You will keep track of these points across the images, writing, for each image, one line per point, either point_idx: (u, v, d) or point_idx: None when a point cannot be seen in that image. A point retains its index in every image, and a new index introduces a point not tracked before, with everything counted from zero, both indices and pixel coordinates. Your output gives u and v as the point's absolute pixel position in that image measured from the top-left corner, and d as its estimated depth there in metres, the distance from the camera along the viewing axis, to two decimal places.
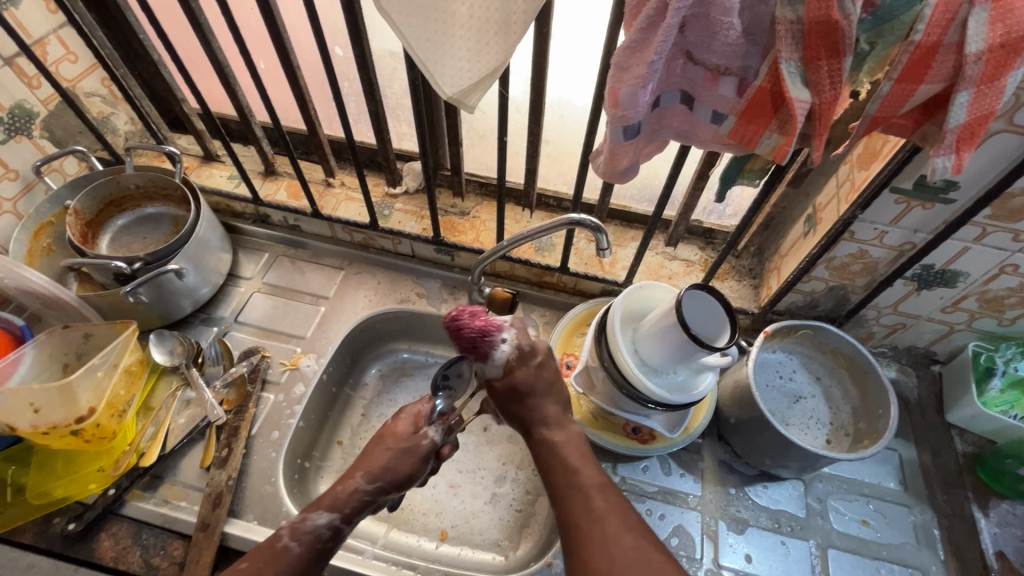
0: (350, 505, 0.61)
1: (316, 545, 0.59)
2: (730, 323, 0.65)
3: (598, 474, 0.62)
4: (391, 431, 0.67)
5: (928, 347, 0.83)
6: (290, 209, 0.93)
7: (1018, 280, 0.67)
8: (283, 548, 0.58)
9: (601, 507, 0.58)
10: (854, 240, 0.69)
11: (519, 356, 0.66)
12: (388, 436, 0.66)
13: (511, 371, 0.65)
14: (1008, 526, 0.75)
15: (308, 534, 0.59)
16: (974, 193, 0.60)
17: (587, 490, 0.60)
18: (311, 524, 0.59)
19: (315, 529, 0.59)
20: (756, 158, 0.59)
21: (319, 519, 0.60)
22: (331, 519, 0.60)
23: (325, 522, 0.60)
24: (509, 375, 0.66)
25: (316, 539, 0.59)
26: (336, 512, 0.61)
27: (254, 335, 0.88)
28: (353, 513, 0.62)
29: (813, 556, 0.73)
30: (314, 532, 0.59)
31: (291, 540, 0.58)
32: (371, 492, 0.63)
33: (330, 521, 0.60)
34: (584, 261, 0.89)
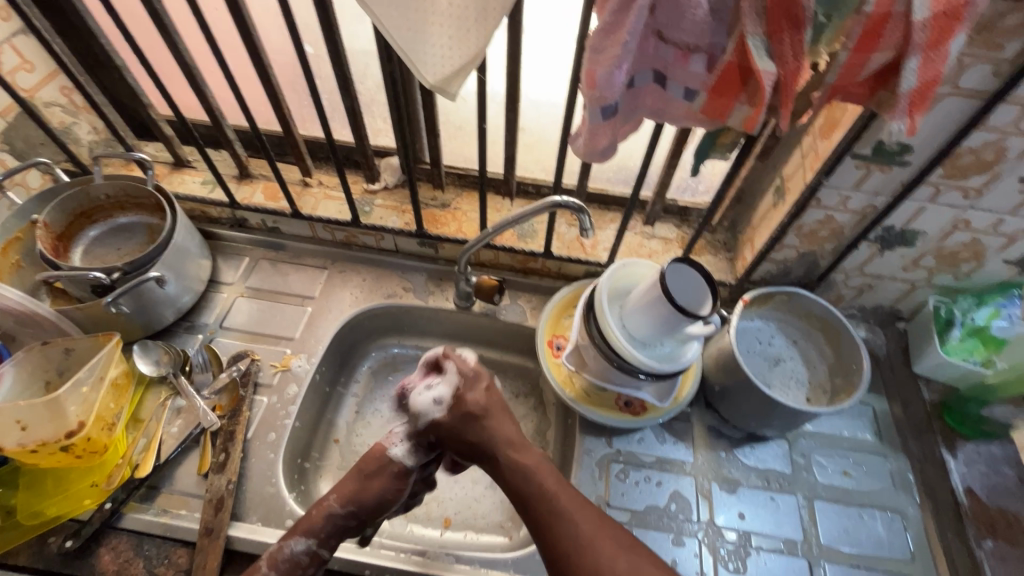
0: (322, 529, 0.65)
1: (296, 570, 0.64)
2: (711, 294, 0.69)
3: (573, 493, 0.64)
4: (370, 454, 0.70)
5: (893, 305, 0.89)
6: (268, 211, 0.93)
7: (969, 234, 0.73)
8: None
9: (581, 514, 0.61)
10: (821, 207, 0.73)
11: (465, 383, 0.72)
12: (367, 455, 0.70)
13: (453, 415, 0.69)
14: (974, 464, 0.79)
15: (286, 561, 0.63)
16: (926, 154, 0.64)
17: (565, 510, 0.61)
18: (288, 551, 0.64)
19: (294, 555, 0.64)
20: (728, 132, 0.62)
21: (296, 546, 0.64)
22: (307, 544, 0.64)
23: (303, 547, 0.64)
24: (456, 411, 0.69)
25: (295, 565, 0.64)
26: (311, 538, 0.64)
27: (240, 340, 0.88)
28: (329, 538, 0.65)
29: (801, 508, 0.77)
30: (293, 559, 0.64)
31: (271, 570, 0.63)
32: (343, 516, 0.66)
33: (306, 547, 0.64)
34: (566, 245, 0.92)
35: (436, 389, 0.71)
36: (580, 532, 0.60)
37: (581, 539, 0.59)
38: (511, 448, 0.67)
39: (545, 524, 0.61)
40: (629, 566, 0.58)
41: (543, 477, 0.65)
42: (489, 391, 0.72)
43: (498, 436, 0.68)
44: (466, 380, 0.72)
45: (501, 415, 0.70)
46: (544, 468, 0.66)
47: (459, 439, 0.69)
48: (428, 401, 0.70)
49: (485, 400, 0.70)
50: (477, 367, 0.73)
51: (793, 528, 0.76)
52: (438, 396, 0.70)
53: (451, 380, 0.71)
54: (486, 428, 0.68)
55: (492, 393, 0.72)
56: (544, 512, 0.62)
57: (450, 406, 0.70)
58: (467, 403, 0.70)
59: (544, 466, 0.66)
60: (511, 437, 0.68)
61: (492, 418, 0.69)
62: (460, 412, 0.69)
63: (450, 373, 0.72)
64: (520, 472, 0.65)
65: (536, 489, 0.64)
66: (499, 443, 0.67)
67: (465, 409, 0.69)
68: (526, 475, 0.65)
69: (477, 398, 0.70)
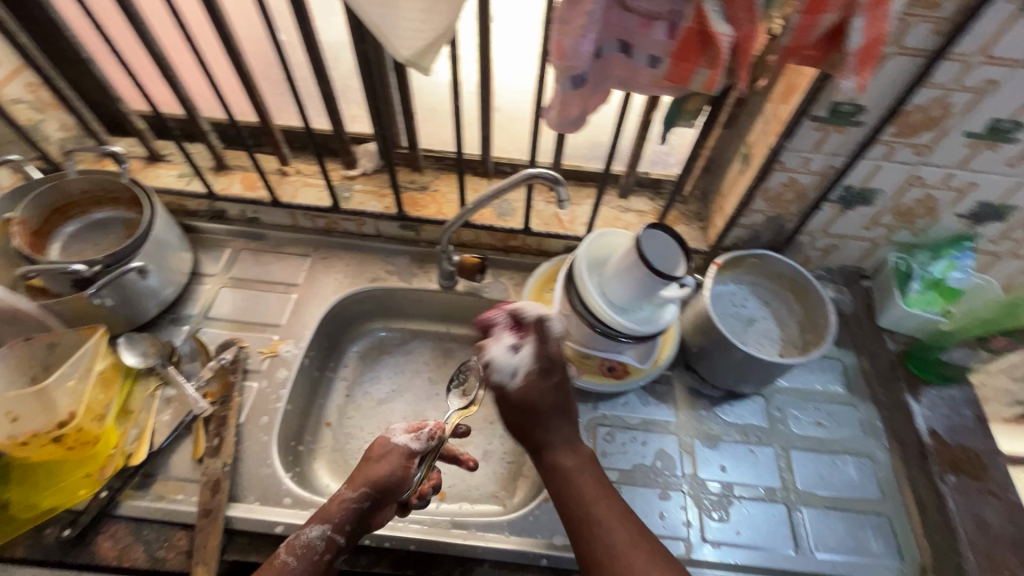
0: (338, 515, 0.64)
1: (314, 558, 0.62)
2: (685, 256, 0.73)
3: (612, 501, 0.66)
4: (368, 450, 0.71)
5: (857, 264, 0.93)
6: (247, 200, 0.93)
7: (923, 190, 0.77)
8: (282, 563, 0.61)
9: (618, 523, 0.64)
10: (784, 169, 0.77)
11: (535, 365, 0.71)
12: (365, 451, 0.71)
13: (518, 393, 0.71)
14: (937, 408, 0.83)
15: (304, 548, 0.62)
16: (878, 113, 0.68)
17: (602, 517, 0.64)
18: (306, 537, 0.63)
19: (310, 541, 0.62)
20: (692, 99, 0.65)
21: (313, 531, 0.63)
22: (324, 530, 0.63)
23: (319, 532, 0.63)
24: (522, 390, 0.71)
25: (312, 553, 0.62)
26: (327, 523, 0.64)
27: (227, 328, 0.88)
28: (345, 524, 0.64)
29: (778, 458, 0.82)
30: (311, 544, 0.62)
31: (289, 556, 0.61)
32: (356, 500, 0.65)
33: (322, 532, 0.63)
34: (545, 221, 0.94)
35: (517, 358, 0.71)
36: (615, 539, 0.62)
37: (615, 548, 0.62)
38: (557, 451, 0.71)
39: (582, 529, 0.64)
40: None
41: (582, 484, 0.67)
42: (558, 386, 0.72)
43: (549, 434, 0.71)
44: (536, 359, 0.71)
45: (558, 418, 0.72)
46: (584, 472, 0.69)
47: (511, 409, 0.72)
48: (507, 370, 0.71)
49: (547, 393, 0.71)
50: (555, 357, 0.71)
51: (771, 477, 0.80)
52: (517, 368, 0.70)
53: (530, 355, 0.71)
54: (541, 426, 0.71)
55: (557, 388, 0.72)
56: (582, 517, 0.65)
57: (523, 382, 0.71)
58: (530, 394, 0.71)
59: (583, 469, 0.69)
60: (560, 436, 0.71)
61: (546, 416, 0.71)
62: (522, 399, 0.71)
63: (529, 349, 0.71)
64: (562, 473, 0.69)
65: (574, 491, 0.67)
66: (547, 441, 0.71)
67: (528, 397, 0.70)
68: (566, 480, 0.68)
69: (544, 394, 0.71)
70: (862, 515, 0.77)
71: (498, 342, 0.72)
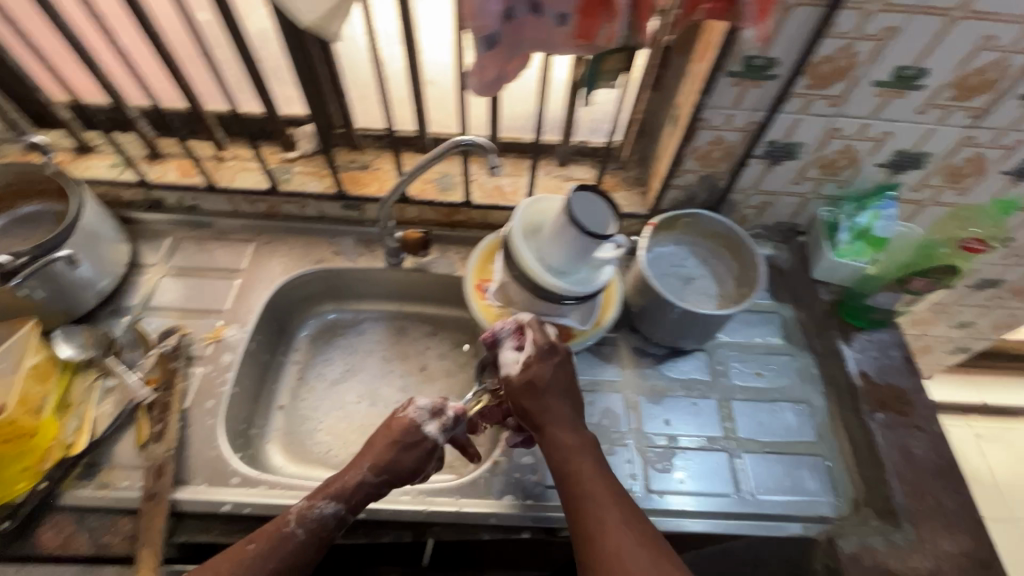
0: (353, 495, 0.67)
1: (320, 533, 0.65)
2: (615, 214, 0.74)
3: (608, 482, 0.67)
4: (394, 421, 0.71)
5: (792, 219, 0.96)
6: (183, 187, 0.92)
7: (842, 140, 0.80)
8: (289, 533, 0.64)
9: (614, 504, 0.65)
10: (709, 127, 0.79)
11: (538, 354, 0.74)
12: (392, 425, 0.71)
13: (523, 379, 0.73)
14: (867, 350, 0.87)
15: (313, 522, 0.65)
16: (789, 65, 0.70)
17: (599, 495, 0.65)
18: (317, 512, 0.65)
19: (321, 517, 0.65)
20: (609, 58, 0.66)
21: (324, 508, 0.66)
22: (336, 509, 0.66)
23: (332, 510, 0.66)
24: (526, 373, 0.73)
25: (320, 527, 0.65)
26: (341, 502, 0.66)
27: (169, 317, 0.87)
28: (357, 506, 0.67)
29: (720, 409, 0.84)
30: (321, 520, 0.65)
31: (298, 527, 0.64)
32: (374, 484, 0.68)
33: (335, 510, 0.66)
34: (487, 193, 0.95)
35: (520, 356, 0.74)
36: (608, 517, 0.63)
37: (606, 524, 0.63)
38: (560, 431, 0.71)
39: (577, 504, 0.66)
40: (648, 560, 0.60)
41: (582, 463, 0.68)
42: (558, 367, 0.74)
43: (553, 413, 0.72)
44: (541, 353, 0.74)
45: (560, 401, 0.73)
46: (583, 452, 0.69)
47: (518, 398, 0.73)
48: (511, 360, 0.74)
49: (551, 375, 0.74)
50: (554, 342, 0.75)
51: (713, 427, 0.83)
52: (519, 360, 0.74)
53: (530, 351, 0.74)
54: (543, 406, 0.72)
55: (559, 376, 0.74)
56: (579, 493, 0.66)
57: (524, 370, 0.73)
58: (534, 377, 0.73)
59: (583, 449, 0.70)
60: (563, 418, 0.72)
61: (551, 396, 0.73)
62: (527, 378, 0.72)
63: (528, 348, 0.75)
64: (563, 449, 0.69)
65: (576, 468, 0.68)
66: (551, 421, 0.71)
67: (532, 378, 0.72)
68: (568, 457, 0.69)
69: (546, 373, 0.73)
70: (800, 456, 0.81)
71: (508, 347, 0.75)
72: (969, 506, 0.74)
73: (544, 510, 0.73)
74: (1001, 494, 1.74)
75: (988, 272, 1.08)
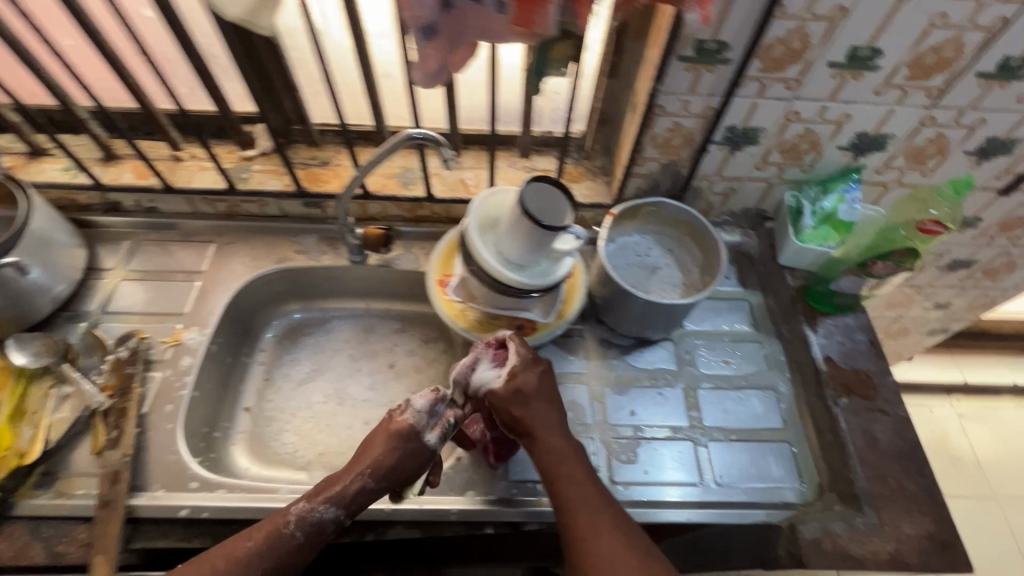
0: (353, 499, 0.66)
1: (319, 535, 0.65)
2: (571, 205, 0.74)
3: (598, 488, 0.67)
4: (393, 423, 0.70)
5: (758, 205, 0.95)
6: (139, 189, 0.90)
7: (802, 124, 0.79)
8: (288, 536, 0.63)
9: (604, 510, 0.65)
10: (667, 114, 0.78)
11: (519, 365, 0.73)
12: (392, 427, 0.69)
13: (507, 390, 0.70)
14: (833, 336, 0.86)
15: (311, 525, 0.64)
16: (742, 49, 0.69)
17: (590, 499, 0.65)
18: (316, 516, 0.64)
19: (321, 522, 0.64)
20: (557, 46, 0.65)
21: (324, 512, 0.65)
22: (336, 513, 0.65)
23: (332, 515, 0.65)
24: (510, 383, 0.71)
25: (319, 530, 0.65)
26: (341, 507, 0.65)
27: (128, 322, 0.86)
28: (357, 509, 0.67)
29: (686, 398, 0.84)
30: (320, 523, 0.65)
31: (296, 529, 0.64)
32: (375, 490, 0.67)
33: (335, 514, 0.65)
34: (449, 187, 0.94)
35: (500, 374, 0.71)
36: (600, 522, 0.64)
37: (598, 529, 0.63)
38: (551, 435, 0.70)
39: (567, 508, 0.65)
40: (639, 566, 0.60)
41: (573, 467, 0.68)
42: (543, 376, 0.74)
43: (543, 417, 0.71)
44: (520, 366, 0.72)
45: (549, 407, 0.72)
46: (574, 456, 0.69)
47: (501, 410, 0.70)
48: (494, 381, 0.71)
49: (535, 384, 0.72)
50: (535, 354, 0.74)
51: (679, 416, 0.82)
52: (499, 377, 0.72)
53: (510, 369, 0.72)
54: (533, 409, 0.70)
55: (544, 382, 0.73)
56: (569, 496, 0.66)
57: (507, 381, 0.71)
58: (517, 387, 0.71)
59: (574, 454, 0.69)
60: (554, 422, 0.71)
61: (541, 401, 0.71)
62: (512, 389, 0.70)
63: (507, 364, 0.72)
64: (553, 454, 0.68)
65: (565, 473, 0.67)
66: (542, 424, 0.70)
67: (518, 387, 0.71)
68: (559, 461, 0.68)
69: (530, 382, 0.72)
70: (766, 443, 0.80)
71: (485, 370, 0.72)
72: (931, 488, 0.74)
73: (527, 508, 0.73)
74: (984, 473, 1.76)
75: (959, 253, 1.08)
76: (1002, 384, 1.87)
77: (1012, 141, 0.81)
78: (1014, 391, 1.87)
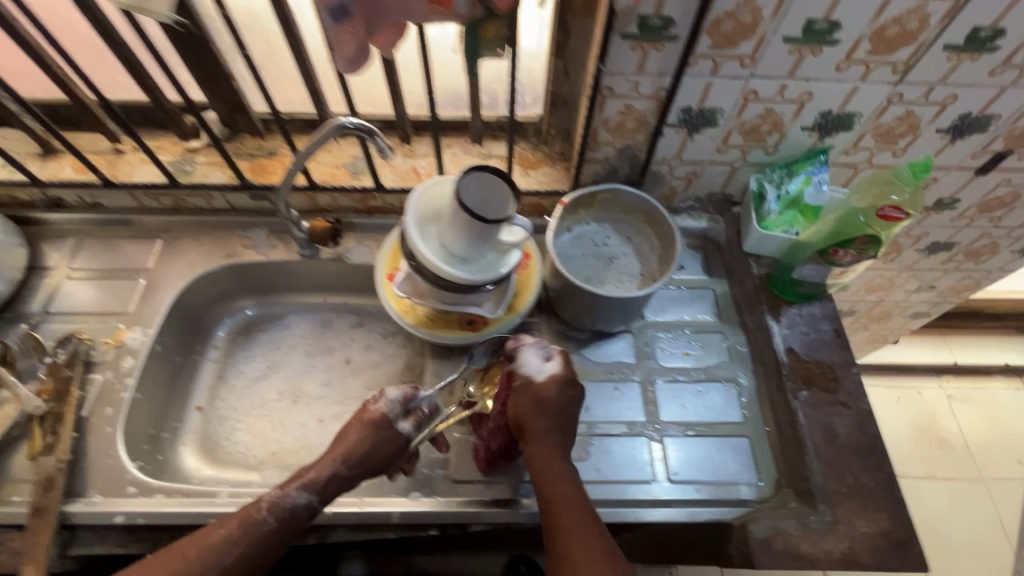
0: (326, 485, 0.66)
1: (291, 523, 0.64)
2: (514, 196, 0.70)
3: (595, 516, 0.62)
4: (366, 413, 0.71)
5: (724, 190, 0.91)
6: (78, 184, 0.88)
7: (761, 104, 0.74)
8: (259, 521, 0.62)
9: (597, 535, 0.60)
10: (616, 96, 0.73)
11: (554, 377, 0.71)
12: (364, 417, 0.71)
13: (541, 390, 0.69)
14: (796, 326, 0.83)
15: (284, 511, 0.64)
16: (688, 25, 0.64)
17: (583, 522, 0.61)
18: (288, 502, 0.64)
19: (293, 508, 0.64)
20: (487, 24, 0.60)
21: (296, 497, 0.64)
22: (309, 498, 0.65)
23: (304, 501, 0.65)
24: (543, 388, 0.69)
25: (291, 517, 0.64)
26: (313, 492, 0.65)
27: (70, 322, 0.84)
28: (330, 497, 0.66)
29: (643, 392, 0.81)
30: (292, 509, 0.64)
31: (269, 514, 0.63)
32: (347, 477, 0.67)
33: (307, 500, 0.65)
34: (401, 176, 0.90)
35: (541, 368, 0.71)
36: (589, 547, 0.58)
37: (587, 553, 0.58)
38: (557, 454, 0.66)
39: (559, 530, 0.60)
40: None
41: (569, 491, 0.64)
42: (578, 399, 0.71)
43: (556, 436, 0.68)
44: (559, 375, 0.71)
45: (566, 428, 0.69)
46: (573, 481, 0.65)
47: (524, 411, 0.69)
48: (536, 374, 0.70)
49: (567, 399, 0.70)
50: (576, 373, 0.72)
51: (636, 411, 0.80)
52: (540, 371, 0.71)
53: (552, 368, 0.71)
54: (548, 423, 0.68)
55: (577, 401, 0.71)
56: (562, 519, 0.61)
57: (547, 381, 0.70)
58: (550, 395, 0.69)
59: (574, 479, 0.65)
60: (561, 443, 0.68)
61: (564, 418, 0.69)
62: (545, 391, 0.69)
63: (548, 367, 0.71)
64: (555, 474, 0.65)
65: (562, 495, 0.63)
66: (550, 442, 0.67)
67: (550, 393, 0.69)
68: (558, 482, 0.64)
69: (561, 398, 0.69)
70: (723, 438, 0.78)
71: (534, 356, 0.72)
72: (890, 484, 0.71)
73: (516, 508, 0.71)
74: (972, 455, 1.73)
75: (938, 235, 1.03)
76: (993, 364, 1.83)
77: (987, 117, 0.76)
78: (1005, 371, 1.84)
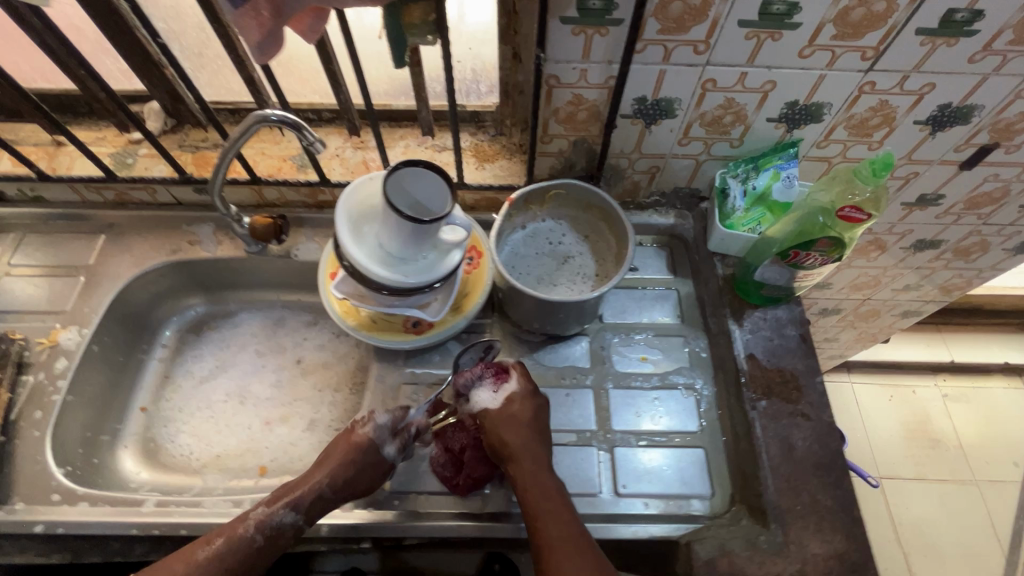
0: (312, 505, 0.64)
1: (277, 542, 0.63)
2: (450, 191, 0.66)
3: (581, 528, 0.62)
4: (354, 435, 0.69)
5: (690, 184, 0.86)
6: (15, 177, 0.84)
7: (720, 93, 0.69)
8: (247, 538, 0.61)
9: (585, 551, 0.60)
10: (563, 85, 0.68)
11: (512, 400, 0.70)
12: (352, 439, 0.68)
13: (500, 411, 0.69)
14: (760, 331, 0.79)
15: (271, 530, 0.63)
16: (631, 8, 0.59)
17: (571, 540, 0.60)
18: (275, 521, 0.63)
19: (280, 526, 0.63)
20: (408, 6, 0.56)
21: (282, 516, 0.63)
22: (296, 518, 0.64)
23: (291, 519, 0.64)
24: (502, 408, 0.69)
25: (278, 536, 0.63)
26: (300, 512, 0.64)
27: (7, 321, 0.82)
28: (316, 518, 0.65)
29: (595, 399, 0.77)
30: (278, 528, 0.63)
31: (256, 533, 0.62)
32: (332, 498, 0.65)
33: (293, 519, 0.64)
34: (349, 169, 0.86)
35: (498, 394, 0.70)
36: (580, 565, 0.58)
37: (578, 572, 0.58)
38: (540, 468, 0.66)
39: (547, 550, 0.60)
40: None
41: (557, 505, 0.63)
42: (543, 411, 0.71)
43: (535, 449, 0.67)
44: (520, 393, 0.70)
45: (543, 440, 0.68)
46: (558, 495, 0.64)
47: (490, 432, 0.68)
48: (492, 401, 0.70)
49: (531, 414, 0.69)
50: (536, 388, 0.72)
51: (588, 419, 0.76)
52: (496, 395, 0.70)
53: (508, 392, 0.70)
54: (525, 439, 0.67)
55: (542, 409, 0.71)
56: (548, 537, 0.61)
57: (506, 404, 0.69)
58: (514, 413, 0.68)
59: (558, 493, 0.64)
60: (542, 456, 0.67)
61: (539, 431, 0.68)
62: (505, 413, 0.68)
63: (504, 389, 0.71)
64: (541, 490, 0.64)
65: (548, 512, 0.62)
66: (531, 456, 0.66)
67: (509, 413, 0.68)
68: (545, 497, 0.63)
69: (526, 412, 0.69)
70: (677, 449, 0.74)
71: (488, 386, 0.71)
72: (847, 502, 0.67)
73: (516, 522, 0.69)
74: (966, 457, 1.67)
75: (924, 232, 0.97)
76: (992, 363, 1.77)
77: (968, 108, 0.70)
78: (1005, 370, 1.77)
